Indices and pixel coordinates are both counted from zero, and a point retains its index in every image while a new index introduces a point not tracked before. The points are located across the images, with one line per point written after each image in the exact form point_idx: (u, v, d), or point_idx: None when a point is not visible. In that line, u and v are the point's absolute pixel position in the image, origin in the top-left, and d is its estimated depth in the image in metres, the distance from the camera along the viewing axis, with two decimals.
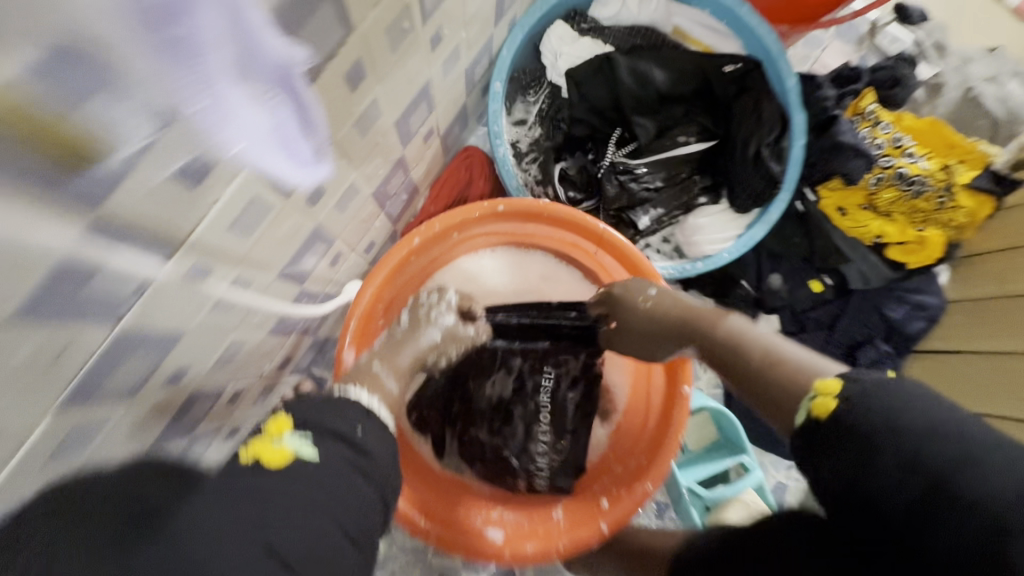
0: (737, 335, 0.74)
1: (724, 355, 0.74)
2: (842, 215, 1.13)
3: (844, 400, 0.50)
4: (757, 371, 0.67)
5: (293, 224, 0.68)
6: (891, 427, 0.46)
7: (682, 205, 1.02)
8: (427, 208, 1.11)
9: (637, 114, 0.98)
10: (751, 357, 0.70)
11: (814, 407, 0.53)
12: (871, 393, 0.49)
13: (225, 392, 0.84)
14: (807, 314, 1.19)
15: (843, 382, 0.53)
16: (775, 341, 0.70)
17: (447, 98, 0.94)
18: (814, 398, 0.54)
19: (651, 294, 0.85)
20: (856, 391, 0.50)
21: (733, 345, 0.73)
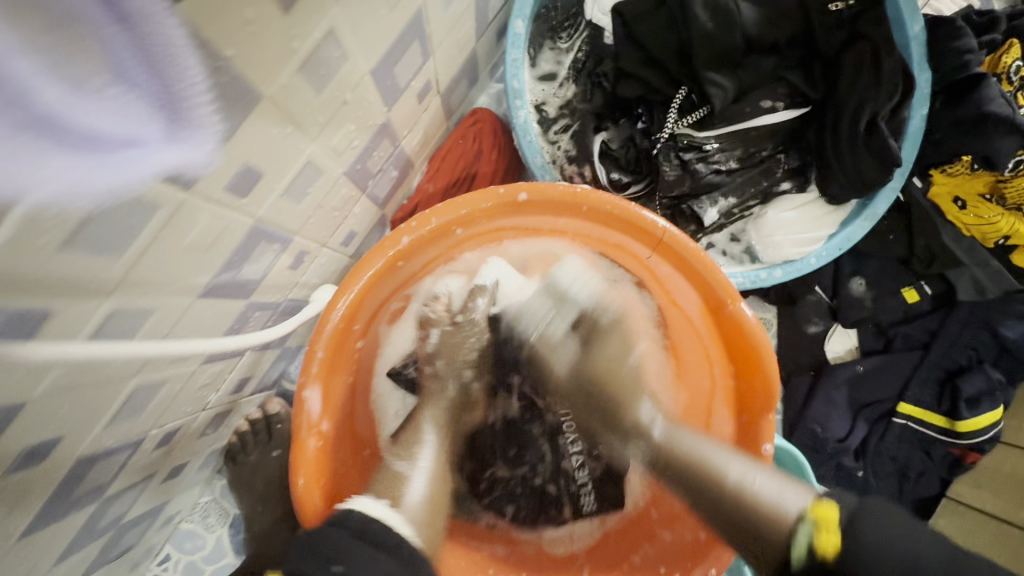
0: (722, 475, 0.59)
1: (698, 489, 0.60)
2: (956, 207, 0.88)
3: (847, 534, 0.50)
4: (771, 538, 0.54)
5: (213, 225, 0.45)
6: (907, 562, 0.47)
7: (759, 192, 0.77)
8: (423, 186, 0.87)
9: (711, 68, 0.72)
10: (728, 500, 0.57)
11: (814, 543, 0.51)
12: (857, 516, 0.51)
13: (147, 441, 0.62)
14: (896, 329, 0.95)
15: (836, 508, 0.52)
16: (774, 495, 0.55)
17: (450, 38, 0.69)
18: (812, 529, 0.52)
19: (639, 411, 0.68)
20: (849, 511, 0.51)
21: (714, 491, 0.59)
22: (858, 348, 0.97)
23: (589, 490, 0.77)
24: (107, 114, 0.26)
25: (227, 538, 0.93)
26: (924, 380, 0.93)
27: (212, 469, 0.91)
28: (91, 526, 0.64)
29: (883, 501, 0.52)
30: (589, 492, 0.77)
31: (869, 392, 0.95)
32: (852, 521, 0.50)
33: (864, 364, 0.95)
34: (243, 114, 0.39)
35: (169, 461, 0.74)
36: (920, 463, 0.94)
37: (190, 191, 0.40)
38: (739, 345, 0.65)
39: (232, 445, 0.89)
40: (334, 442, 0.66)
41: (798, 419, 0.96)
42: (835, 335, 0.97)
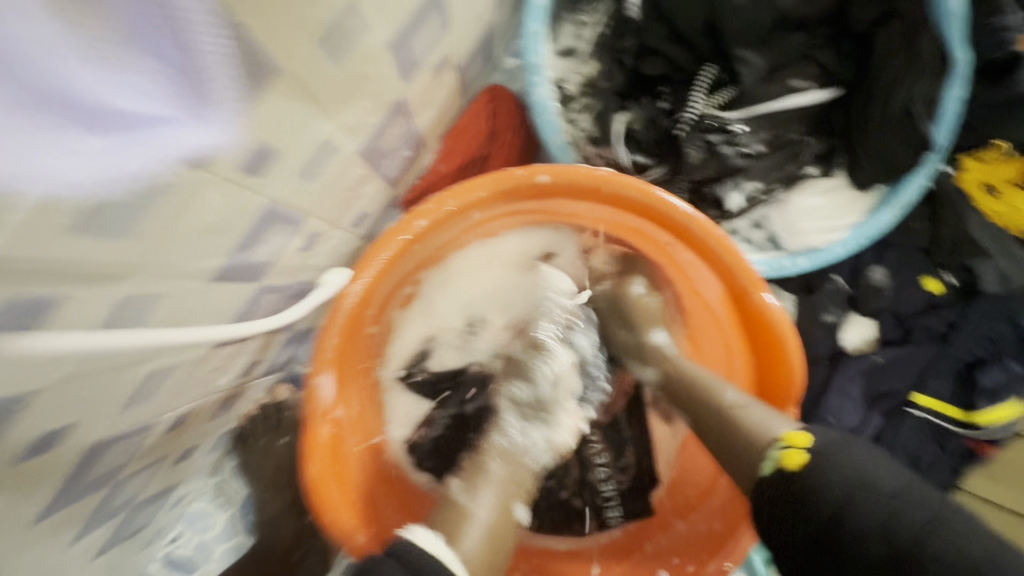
0: (714, 397, 0.61)
1: (690, 403, 0.63)
2: (990, 196, 0.85)
3: (814, 455, 0.50)
4: (745, 453, 0.55)
5: (224, 207, 0.43)
6: (884, 514, 0.45)
7: (785, 176, 0.74)
8: (435, 167, 0.84)
9: (742, 45, 0.69)
10: (713, 417, 0.60)
11: (777, 462, 0.51)
12: (832, 449, 0.50)
13: (157, 425, 0.61)
14: (916, 319, 0.93)
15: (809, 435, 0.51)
16: (758, 424, 0.55)
17: (468, 9, 0.65)
18: (780, 448, 0.52)
19: (654, 338, 0.69)
20: (822, 442, 0.51)
21: (702, 407, 0.61)
22: (877, 339, 0.94)
23: (616, 505, 0.73)
24: (122, 65, 0.26)
25: (236, 520, 0.92)
26: (941, 372, 0.92)
27: (220, 452, 0.90)
28: (105, 511, 0.63)
29: (861, 450, 0.50)
30: (617, 508, 0.72)
31: (885, 383, 0.93)
32: (821, 455, 0.49)
33: (882, 354, 0.93)
34: (265, 88, 0.37)
35: (180, 444, 0.73)
36: (935, 455, 0.93)
37: (212, 168, 0.37)
38: (764, 335, 0.63)
39: (241, 428, 0.88)
40: (347, 429, 0.64)
41: (812, 409, 0.95)
42: (853, 323, 0.95)
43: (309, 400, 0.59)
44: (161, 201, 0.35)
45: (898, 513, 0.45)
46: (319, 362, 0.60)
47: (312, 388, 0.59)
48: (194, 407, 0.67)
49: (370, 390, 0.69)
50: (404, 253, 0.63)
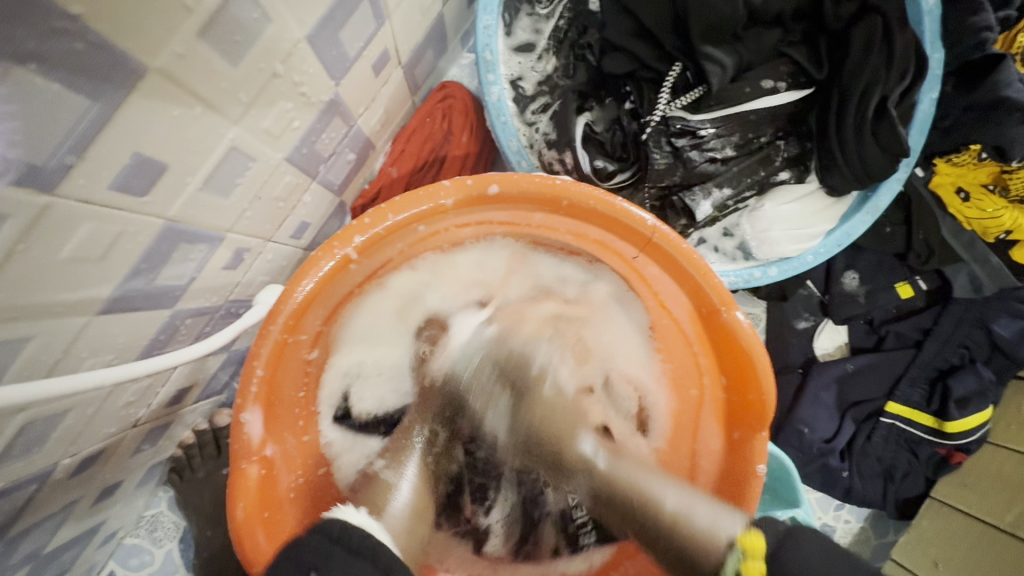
0: (654, 497, 0.55)
1: (625, 514, 0.56)
2: (960, 200, 0.82)
3: (772, 563, 0.46)
4: (699, 563, 0.50)
5: (93, 230, 0.36)
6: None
7: (756, 182, 0.70)
8: (386, 171, 0.77)
9: (708, 42, 0.64)
10: (660, 520, 0.53)
11: (741, 569, 0.47)
12: (785, 546, 0.46)
13: (58, 468, 0.54)
14: (887, 325, 0.91)
15: (765, 536, 0.47)
16: (709, 526, 0.51)
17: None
18: (739, 556, 0.48)
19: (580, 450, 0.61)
20: (776, 538, 0.47)
21: (644, 518, 0.54)
22: (850, 345, 0.93)
23: (590, 530, 0.67)
24: None
25: (177, 553, 0.85)
26: (913, 379, 0.89)
27: (157, 481, 0.83)
28: (1, 558, 0.56)
29: (821, 530, 0.47)
30: (591, 533, 0.67)
31: (859, 391, 0.91)
32: (777, 551, 0.46)
33: (855, 361, 0.91)
34: (125, 91, 0.31)
35: (98, 482, 0.65)
36: (906, 463, 0.91)
37: (54, 193, 0.31)
38: (732, 354, 0.59)
39: (178, 457, 0.81)
40: (280, 468, 0.58)
41: (784, 420, 0.92)
42: (824, 330, 0.94)
43: (235, 439, 0.53)
44: None
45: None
46: (246, 398, 0.53)
47: (237, 427, 0.53)
48: (108, 444, 0.60)
49: (311, 419, 0.63)
50: (347, 273, 0.57)
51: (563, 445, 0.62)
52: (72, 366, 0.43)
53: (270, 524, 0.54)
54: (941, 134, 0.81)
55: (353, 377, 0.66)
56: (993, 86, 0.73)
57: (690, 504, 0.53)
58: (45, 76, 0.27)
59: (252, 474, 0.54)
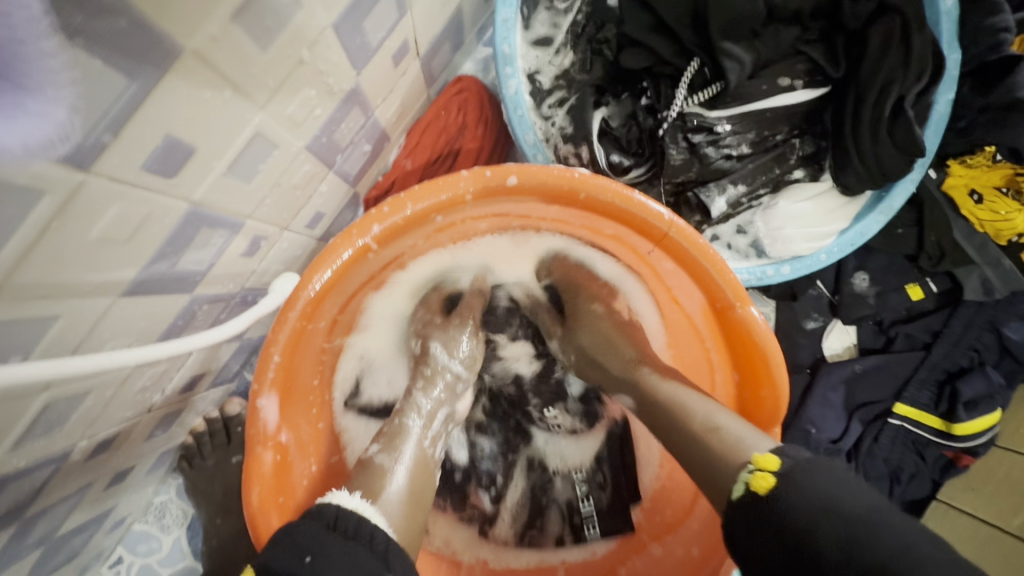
0: (684, 410, 0.54)
1: (665, 428, 0.55)
2: (974, 202, 0.82)
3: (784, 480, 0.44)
4: (720, 471, 0.48)
5: (126, 208, 0.36)
6: (837, 516, 0.41)
7: (770, 180, 0.71)
8: (401, 162, 0.77)
9: (727, 38, 0.64)
10: (690, 434, 0.52)
11: (751, 484, 0.46)
12: (798, 471, 0.44)
13: (75, 451, 0.54)
14: (897, 326, 0.91)
15: (779, 455, 0.45)
16: (737, 437, 0.49)
17: None
18: (751, 472, 0.46)
19: (625, 360, 0.61)
20: (793, 462, 0.45)
21: (673, 422, 0.54)
22: (859, 346, 0.93)
23: (595, 521, 0.68)
24: None
25: (184, 540, 0.85)
26: (922, 381, 0.89)
27: (166, 468, 0.83)
28: (17, 538, 0.57)
29: (819, 458, 0.45)
30: (596, 524, 0.68)
31: (868, 392, 0.91)
32: (791, 473, 0.44)
33: (864, 361, 0.91)
34: (161, 71, 0.32)
35: (111, 467, 0.66)
36: (912, 464, 0.91)
37: (89, 170, 0.32)
38: (746, 351, 0.59)
39: (188, 444, 0.81)
40: (294, 454, 0.58)
41: (791, 419, 0.92)
42: (833, 330, 0.94)
43: (251, 425, 0.53)
44: (18, 215, 0.29)
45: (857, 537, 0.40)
46: (264, 385, 0.53)
47: (253, 413, 0.53)
48: (123, 428, 0.61)
49: (324, 407, 0.63)
50: (364, 263, 0.58)
51: (604, 354, 0.63)
52: (95, 347, 0.44)
53: (284, 509, 0.55)
54: (955, 135, 0.81)
55: (365, 366, 0.66)
56: (1009, 89, 0.74)
57: (721, 414, 0.51)
58: (89, 53, 0.27)
59: (267, 461, 0.54)
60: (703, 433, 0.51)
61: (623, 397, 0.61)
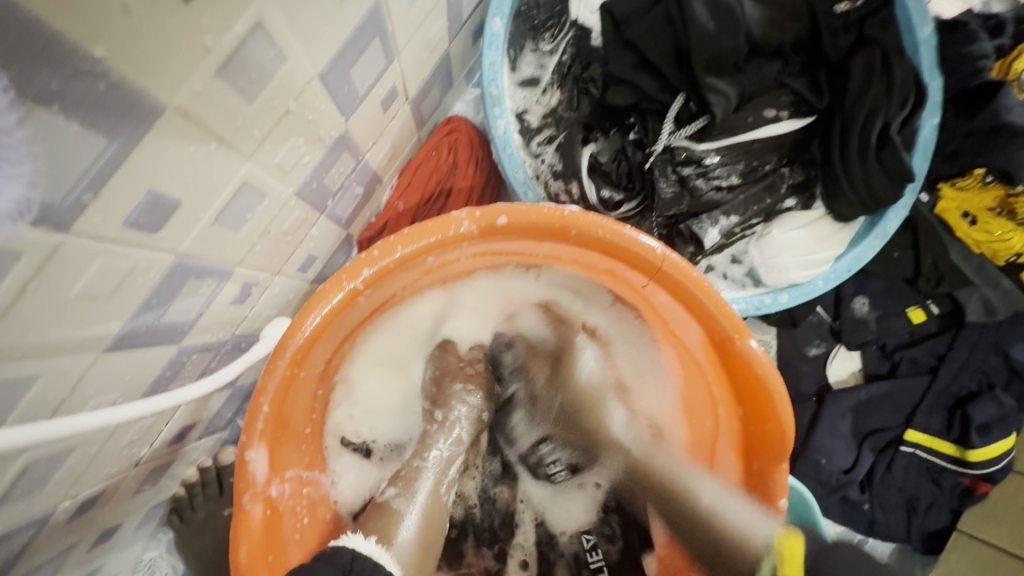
0: (695, 495, 0.60)
1: (675, 508, 0.62)
2: (971, 224, 0.82)
3: (810, 567, 0.49)
4: (739, 563, 0.55)
5: (96, 267, 0.35)
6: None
7: (762, 210, 0.70)
8: (393, 204, 0.78)
9: (710, 73, 0.65)
10: (699, 515, 0.59)
11: (777, 573, 0.50)
12: (823, 559, 0.49)
13: (57, 513, 0.52)
14: (902, 351, 0.89)
15: (800, 538, 0.51)
16: (742, 526, 0.55)
17: (416, 39, 0.61)
18: (777, 563, 0.51)
19: (609, 415, 0.70)
20: (814, 551, 0.50)
21: (684, 507, 0.60)
22: (862, 371, 0.92)
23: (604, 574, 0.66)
24: None
25: None
26: (932, 406, 0.87)
27: (157, 523, 0.80)
28: None
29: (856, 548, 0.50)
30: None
31: (876, 418, 0.89)
32: (818, 561, 0.49)
33: (869, 388, 0.89)
34: (142, 130, 0.32)
35: (98, 526, 0.64)
36: (930, 493, 0.88)
37: (69, 231, 0.31)
38: (747, 383, 0.58)
39: (180, 496, 0.79)
40: (285, 507, 0.56)
41: (801, 450, 0.90)
42: (836, 356, 0.92)
43: (237, 482, 0.51)
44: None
45: None
46: (250, 438, 0.51)
47: (239, 468, 0.51)
48: (108, 483, 0.58)
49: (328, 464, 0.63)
50: (356, 310, 0.58)
51: (593, 413, 0.70)
52: (87, 408, 0.44)
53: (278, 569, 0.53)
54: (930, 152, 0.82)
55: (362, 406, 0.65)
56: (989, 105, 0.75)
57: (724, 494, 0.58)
58: (64, 116, 0.27)
59: (257, 522, 0.52)
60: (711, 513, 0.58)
61: (611, 459, 0.70)
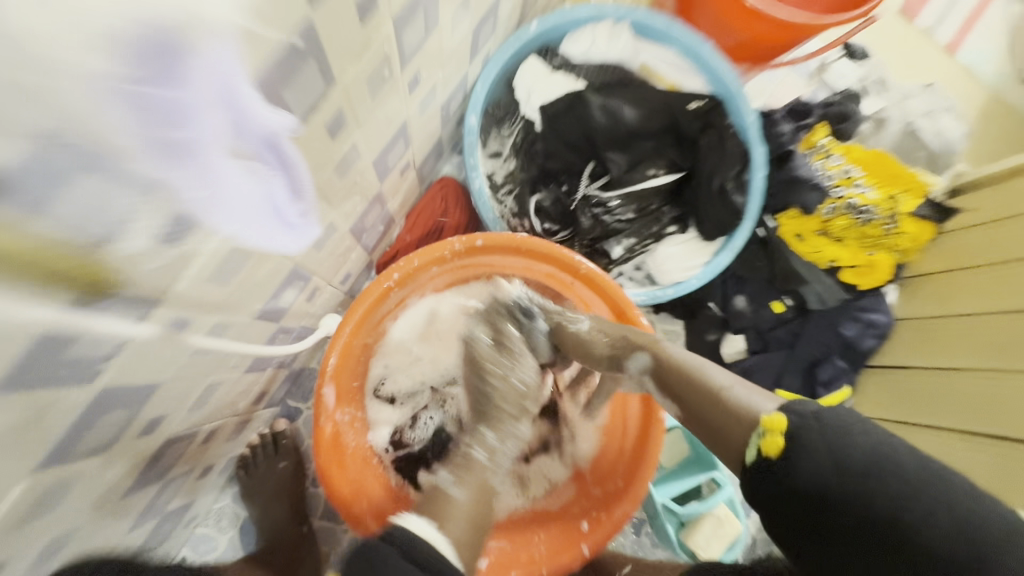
0: (706, 376, 0.75)
1: (682, 388, 0.77)
2: (798, 240, 1.19)
3: (789, 437, 0.61)
4: (731, 435, 0.68)
5: (270, 268, 0.66)
6: (838, 454, 0.57)
7: (652, 234, 1.07)
8: (403, 237, 1.11)
9: (609, 150, 1.03)
10: (708, 399, 0.73)
11: (765, 442, 0.63)
12: (803, 429, 0.61)
13: (197, 436, 0.81)
14: (772, 333, 1.23)
15: (786, 415, 0.63)
16: (743, 400, 0.69)
17: (424, 133, 0.96)
18: (762, 434, 0.64)
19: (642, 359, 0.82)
20: (798, 419, 0.62)
21: (692, 394, 0.75)
22: (747, 349, 1.25)
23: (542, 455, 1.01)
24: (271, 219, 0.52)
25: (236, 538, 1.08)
26: (794, 370, 1.21)
27: (226, 476, 1.07)
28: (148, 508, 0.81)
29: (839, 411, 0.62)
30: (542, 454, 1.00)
31: (755, 382, 1.22)
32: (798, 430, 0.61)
33: (748, 360, 1.23)
34: None
35: (203, 461, 0.92)
36: None
37: None
38: None
39: (245, 454, 1.06)
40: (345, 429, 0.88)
41: None
42: (726, 339, 1.26)
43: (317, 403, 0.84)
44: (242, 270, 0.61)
45: (900, 476, 0.55)
46: (328, 376, 0.85)
47: (319, 395, 0.84)
48: (220, 422, 0.87)
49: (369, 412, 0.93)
50: (390, 303, 0.91)
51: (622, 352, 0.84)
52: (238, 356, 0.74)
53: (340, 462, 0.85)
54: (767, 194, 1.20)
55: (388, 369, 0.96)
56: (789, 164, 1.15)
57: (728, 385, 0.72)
58: None
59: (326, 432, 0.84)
60: (717, 393, 0.72)
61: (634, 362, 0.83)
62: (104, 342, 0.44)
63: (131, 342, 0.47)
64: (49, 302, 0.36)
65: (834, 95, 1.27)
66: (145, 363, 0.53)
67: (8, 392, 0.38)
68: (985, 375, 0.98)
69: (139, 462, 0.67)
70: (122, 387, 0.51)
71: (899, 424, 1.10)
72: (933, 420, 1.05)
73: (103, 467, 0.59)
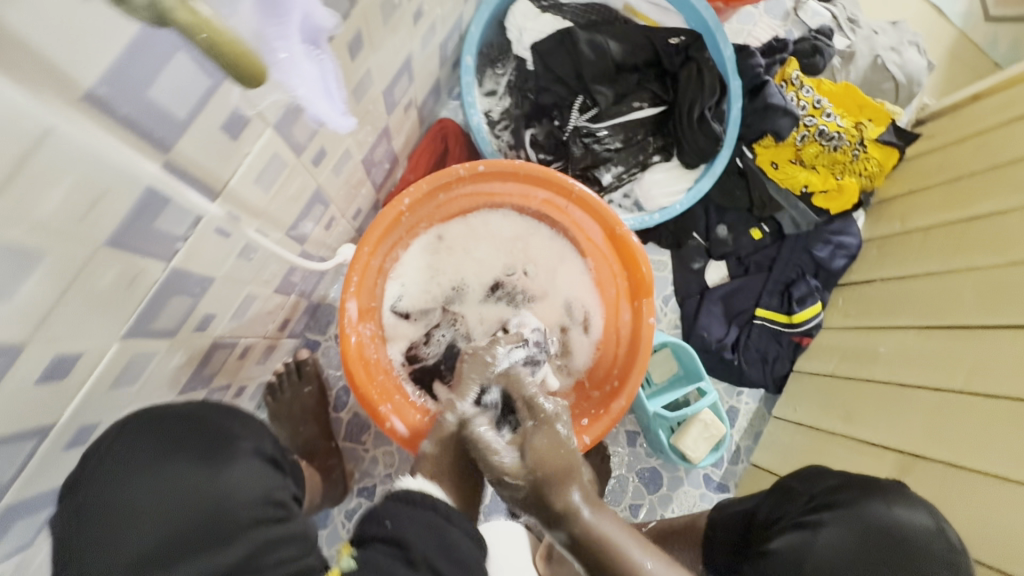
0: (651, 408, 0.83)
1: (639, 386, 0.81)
2: (773, 168, 1.29)
3: None
4: None
5: (299, 183, 0.74)
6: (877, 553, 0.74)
7: (638, 163, 1.15)
8: (406, 176, 1.19)
9: (597, 83, 1.11)
10: None
11: None
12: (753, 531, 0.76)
13: (236, 348, 0.90)
14: (750, 257, 1.34)
15: None
16: None
17: (424, 71, 1.03)
18: None
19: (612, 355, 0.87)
20: None
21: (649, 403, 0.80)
22: (728, 274, 1.36)
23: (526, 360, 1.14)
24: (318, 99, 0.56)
25: None
26: (771, 290, 1.32)
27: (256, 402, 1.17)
28: None
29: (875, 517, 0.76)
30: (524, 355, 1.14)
31: (736, 303, 1.33)
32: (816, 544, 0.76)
33: (729, 284, 1.34)
34: None
35: (238, 380, 1.01)
36: (775, 349, 1.33)
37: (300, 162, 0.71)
38: (628, 257, 1.01)
39: (272, 381, 1.16)
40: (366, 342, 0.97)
41: (691, 328, 1.33)
42: (709, 266, 1.36)
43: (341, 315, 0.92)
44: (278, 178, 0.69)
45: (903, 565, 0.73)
46: (349, 291, 0.93)
47: (341, 307, 0.92)
48: (253, 340, 0.96)
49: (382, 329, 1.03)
50: (400, 227, 0.99)
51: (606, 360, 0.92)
52: (272, 270, 0.83)
53: (364, 368, 0.94)
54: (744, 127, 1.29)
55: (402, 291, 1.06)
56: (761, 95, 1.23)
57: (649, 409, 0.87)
58: None
59: (353, 341, 0.93)
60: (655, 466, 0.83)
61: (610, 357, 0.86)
62: (180, 219, 0.52)
63: (198, 225, 0.56)
64: (145, 170, 0.44)
65: (806, 32, 1.35)
66: (204, 254, 0.61)
67: (112, 250, 0.47)
68: (937, 275, 1.08)
69: (193, 361, 0.76)
70: (188, 273, 0.60)
71: (854, 330, 1.21)
72: (882, 322, 1.16)
73: (168, 355, 0.68)
